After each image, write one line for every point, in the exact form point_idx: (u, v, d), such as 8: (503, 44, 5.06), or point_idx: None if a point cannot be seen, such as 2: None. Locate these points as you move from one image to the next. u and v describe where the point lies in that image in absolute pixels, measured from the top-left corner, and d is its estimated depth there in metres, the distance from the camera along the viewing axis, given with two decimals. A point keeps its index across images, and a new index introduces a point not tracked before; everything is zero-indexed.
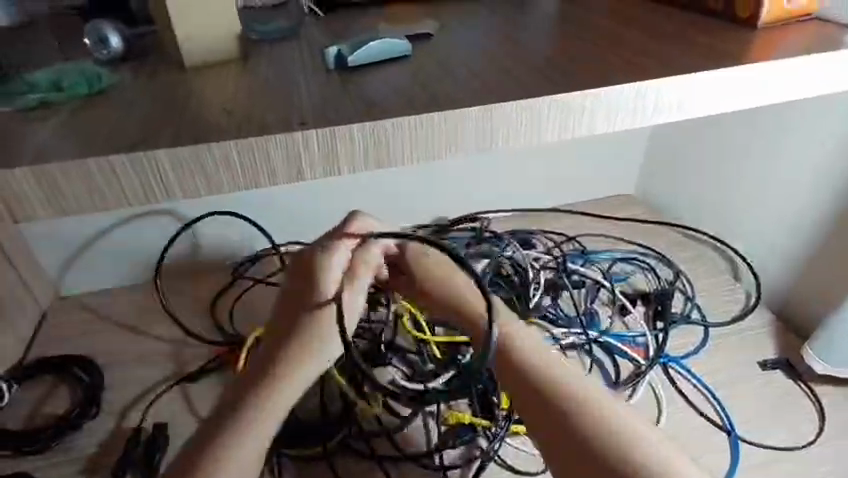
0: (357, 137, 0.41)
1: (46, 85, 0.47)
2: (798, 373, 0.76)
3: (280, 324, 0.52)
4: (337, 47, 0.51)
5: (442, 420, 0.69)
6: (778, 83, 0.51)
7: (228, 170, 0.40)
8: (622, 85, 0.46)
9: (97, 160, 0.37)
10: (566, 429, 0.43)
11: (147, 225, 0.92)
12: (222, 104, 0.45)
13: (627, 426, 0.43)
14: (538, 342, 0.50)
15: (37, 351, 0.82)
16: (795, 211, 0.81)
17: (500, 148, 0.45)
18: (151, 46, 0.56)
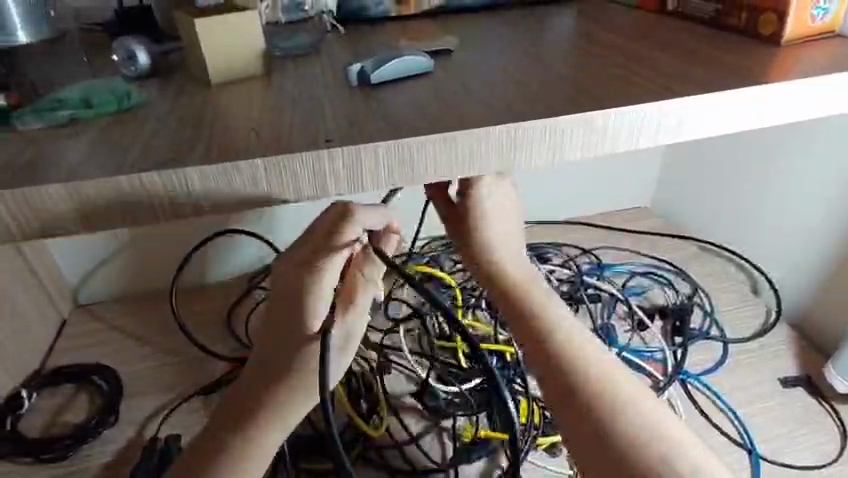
0: (382, 156, 0.41)
1: (76, 102, 0.48)
2: (819, 390, 0.75)
3: (276, 341, 0.55)
4: (360, 64, 0.52)
5: (457, 435, 0.69)
6: (803, 100, 0.50)
7: (255, 187, 0.40)
8: (645, 104, 0.46)
9: (128, 177, 0.38)
10: (591, 423, 0.46)
11: (167, 236, 0.94)
12: (248, 121, 0.45)
13: (647, 426, 0.45)
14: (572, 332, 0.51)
15: (57, 359, 0.84)
16: (815, 228, 0.81)
17: (523, 167, 0.46)
18: (176, 62, 0.57)
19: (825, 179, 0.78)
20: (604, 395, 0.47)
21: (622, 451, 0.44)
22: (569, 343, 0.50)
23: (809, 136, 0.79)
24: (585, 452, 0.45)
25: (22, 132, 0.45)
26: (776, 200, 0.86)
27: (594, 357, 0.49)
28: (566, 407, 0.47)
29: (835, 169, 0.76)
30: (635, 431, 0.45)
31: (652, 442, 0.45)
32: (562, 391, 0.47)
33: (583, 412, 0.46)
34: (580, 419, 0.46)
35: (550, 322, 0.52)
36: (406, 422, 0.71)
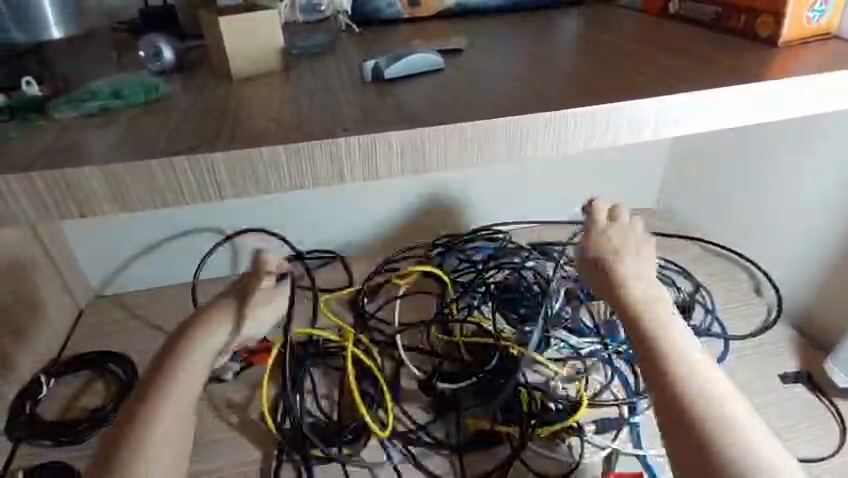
0: (396, 146, 0.44)
1: (107, 94, 0.51)
2: (818, 386, 0.76)
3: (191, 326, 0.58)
4: (374, 60, 0.55)
5: (463, 427, 0.70)
6: (798, 98, 0.52)
7: (277, 173, 0.43)
8: (644, 100, 0.48)
9: (160, 160, 0.41)
10: (684, 424, 0.43)
11: (185, 240, 0.96)
12: (268, 113, 0.48)
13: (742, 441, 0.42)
14: (682, 335, 0.49)
15: (74, 347, 0.86)
16: (814, 228, 0.83)
17: (528, 157, 0.48)
18: (199, 59, 0.60)
19: (826, 177, 0.79)
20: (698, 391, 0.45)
21: (705, 445, 0.42)
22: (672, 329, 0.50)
23: (812, 133, 0.81)
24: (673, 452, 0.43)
25: (58, 120, 0.48)
26: (777, 198, 0.87)
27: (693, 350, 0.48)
28: (660, 389, 0.46)
29: (835, 167, 0.78)
30: (719, 425, 0.43)
31: (733, 445, 0.42)
32: (656, 371, 0.47)
33: (676, 401, 0.44)
34: (670, 404, 0.45)
35: (654, 310, 0.51)
36: (413, 412, 0.72)
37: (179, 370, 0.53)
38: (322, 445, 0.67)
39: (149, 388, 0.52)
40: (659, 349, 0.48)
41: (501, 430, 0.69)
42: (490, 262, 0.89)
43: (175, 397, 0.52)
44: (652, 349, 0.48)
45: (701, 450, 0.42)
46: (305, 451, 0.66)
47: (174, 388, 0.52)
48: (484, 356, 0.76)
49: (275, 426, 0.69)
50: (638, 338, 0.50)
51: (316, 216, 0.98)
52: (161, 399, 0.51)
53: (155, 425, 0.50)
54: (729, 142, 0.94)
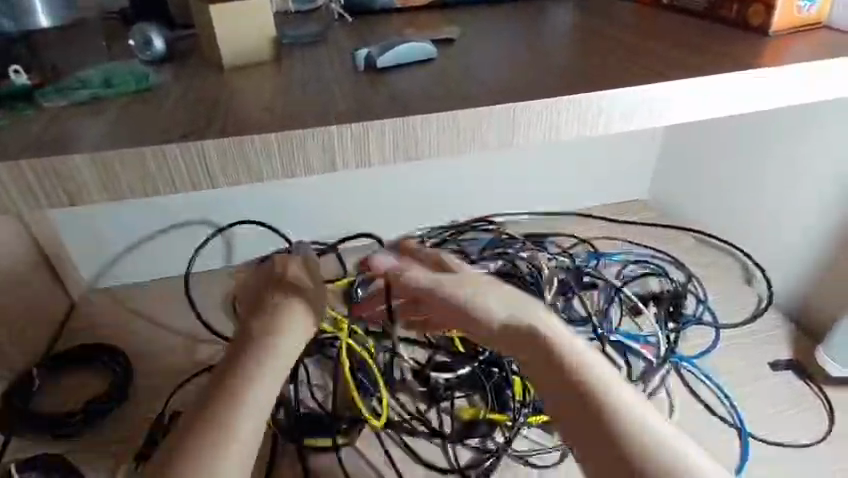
0: (387, 133, 0.44)
1: (98, 83, 0.51)
2: (808, 373, 0.78)
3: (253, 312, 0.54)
4: (366, 50, 0.54)
5: (456, 416, 0.71)
6: (789, 87, 0.53)
7: (269, 160, 0.43)
8: (637, 88, 0.48)
9: (151, 148, 0.41)
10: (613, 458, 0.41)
11: (178, 233, 0.95)
12: (260, 102, 0.48)
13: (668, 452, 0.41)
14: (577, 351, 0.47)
15: (67, 340, 0.86)
16: (806, 217, 0.84)
17: (520, 145, 0.48)
18: (189, 48, 0.60)
19: (821, 166, 0.80)
20: (647, 448, 0.41)
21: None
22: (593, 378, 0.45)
23: (808, 122, 0.81)
24: None
25: (47, 109, 0.48)
26: (771, 188, 0.88)
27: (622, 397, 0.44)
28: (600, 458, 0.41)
29: (830, 156, 0.79)
30: (647, 447, 0.41)
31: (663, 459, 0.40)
32: (593, 437, 0.42)
33: (625, 468, 0.40)
34: (618, 473, 0.40)
35: (570, 359, 0.46)
36: (406, 401, 0.73)
37: (268, 357, 0.49)
38: (316, 435, 0.68)
39: (227, 377, 0.46)
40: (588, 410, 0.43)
41: (494, 419, 0.69)
42: (485, 253, 0.88)
43: (265, 394, 0.47)
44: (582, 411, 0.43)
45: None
46: (299, 440, 0.67)
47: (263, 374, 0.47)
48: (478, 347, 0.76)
49: (269, 418, 0.69)
50: (563, 400, 0.44)
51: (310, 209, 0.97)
52: (254, 385, 0.46)
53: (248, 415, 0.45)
54: (725, 131, 0.94)
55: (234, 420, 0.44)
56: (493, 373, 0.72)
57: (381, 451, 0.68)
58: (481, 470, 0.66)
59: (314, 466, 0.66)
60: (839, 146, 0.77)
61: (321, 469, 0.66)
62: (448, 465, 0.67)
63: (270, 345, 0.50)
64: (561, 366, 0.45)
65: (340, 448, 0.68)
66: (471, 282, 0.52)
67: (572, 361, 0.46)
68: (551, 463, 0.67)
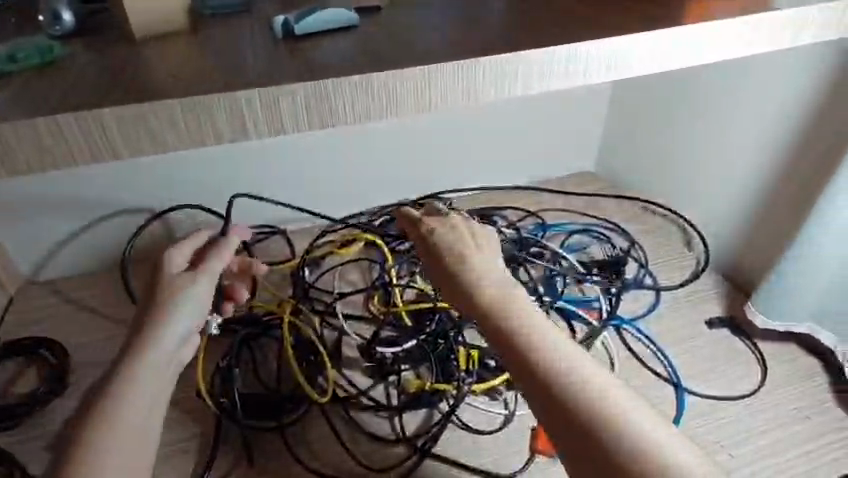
0: (301, 98, 0.43)
1: (0, 57, 0.48)
2: (742, 329, 0.82)
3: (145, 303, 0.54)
4: (285, 16, 0.52)
5: (403, 388, 0.71)
6: (710, 43, 0.53)
7: (174, 128, 0.41)
8: (555, 48, 0.49)
9: (44, 118, 0.39)
10: (569, 424, 0.41)
11: (118, 223, 0.92)
12: (169, 69, 0.46)
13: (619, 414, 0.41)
14: (537, 318, 0.47)
15: (5, 336, 0.83)
16: (740, 180, 0.87)
17: (439, 108, 0.48)
18: (103, 21, 0.56)
19: (758, 131, 0.82)
20: (601, 415, 0.41)
21: (596, 442, 0.40)
22: (549, 339, 0.45)
23: (748, 88, 0.83)
24: (572, 457, 0.41)
25: None
26: (712, 153, 0.90)
27: (576, 358, 0.44)
28: (558, 420, 0.41)
29: (768, 121, 0.80)
30: (600, 410, 0.41)
31: (614, 420, 0.40)
32: (551, 411, 0.42)
33: (581, 436, 0.40)
34: (583, 451, 0.40)
35: (525, 319, 0.46)
36: (351, 377, 0.73)
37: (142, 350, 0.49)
38: (261, 415, 0.68)
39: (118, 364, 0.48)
40: (542, 370, 0.43)
41: (439, 389, 0.70)
42: None
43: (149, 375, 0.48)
44: (539, 371, 0.43)
45: (595, 445, 0.40)
46: (241, 421, 0.67)
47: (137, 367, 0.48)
48: (425, 320, 0.76)
49: (213, 401, 0.68)
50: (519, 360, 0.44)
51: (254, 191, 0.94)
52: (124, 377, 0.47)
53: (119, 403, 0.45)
54: (674, 96, 0.95)
55: (123, 414, 0.45)
56: (440, 343, 0.73)
57: (327, 426, 0.68)
58: (425, 437, 0.67)
59: (257, 446, 0.66)
60: (771, 110, 0.80)
61: (266, 447, 0.66)
62: (396, 436, 0.67)
63: (158, 328, 0.51)
64: (516, 327, 0.46)
65: (286, 427, 0.67)
66: (447, 234, 0.54)
67: (525, 322, 0.46)
68: (498, 428, 0.68)
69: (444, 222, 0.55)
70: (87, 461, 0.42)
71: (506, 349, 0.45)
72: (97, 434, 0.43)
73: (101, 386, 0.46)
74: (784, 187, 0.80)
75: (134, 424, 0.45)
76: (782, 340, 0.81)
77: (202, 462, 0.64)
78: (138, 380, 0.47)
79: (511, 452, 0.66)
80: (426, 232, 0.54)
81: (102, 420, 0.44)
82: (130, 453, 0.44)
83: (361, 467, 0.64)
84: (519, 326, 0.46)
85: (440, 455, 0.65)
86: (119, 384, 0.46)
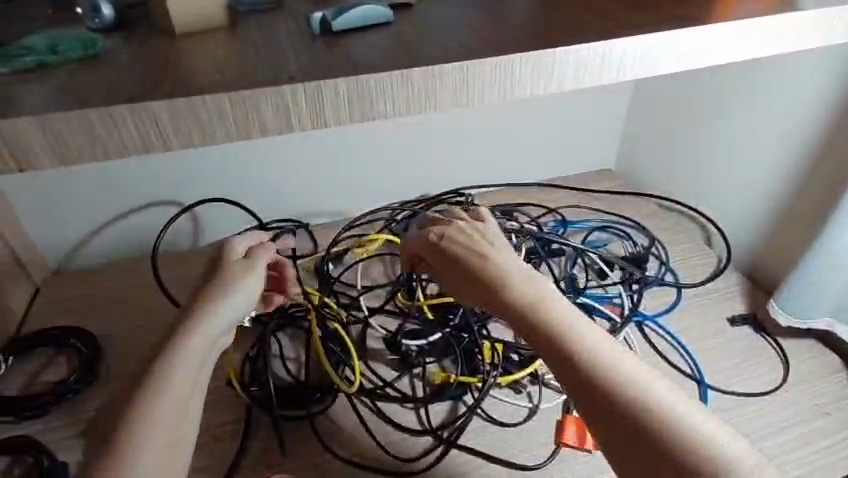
0: (344, 92, 0.44)
1: (44, 49, 0.49)
2: (763, 326, 0.82)
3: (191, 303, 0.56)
4: (321, 13, 0.53)
5: (428, 380, 0.73)
6: (740, 42, 0.53)
7: (222, 122, 0.42)
8: (589, 45, 0.49)
9: (99, 110, 0.40)
10: (607, 409, 0.42)
11: (145, 217, 0.93)
12: (213, 65, 0.47)
13: (654, 396, 0.42)
14: (563, 307, 0.48)
15: (34, 326, 0.85)
16: (763, 179, 0.87)
17: (476, 104, 0.48)
18: (140, 15, 0.57)
19: (783, 131, 0.82)
20: (637, 398, 0.42)
21: (637, 424, 0.41)
22: (577, 330, 0.46)
23: (772, 88, 0.83)
24: (613, 441, 0.42)
25: None
26: (734, 152, 0.90)
27: (605, 347, 0.45)
28: (597, 409, 0.42)
29: (792, 120, 0.80)
30: (637, 392, 0.42)
31: (651, 402, 0.42)
32: (587, 397, 0.43)
33: (620, 419, 0.41)
34: (624, 433, 0.41)
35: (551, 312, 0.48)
36: (377, 370, 0.74)
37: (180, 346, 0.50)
38: (290, 404, 0.69)
39: (157, 359, 0.49)
40: (574, 360, 0.44)
41: (464, 381, 0.71)
42: None
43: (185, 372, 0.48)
44: (569, 363, 0.45)
45: (636, 427, 0.41)
46: (271, 410, 0.68)
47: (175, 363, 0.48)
48: (449, 314, 0.77)
49: (242, 390, 0.70)
50: (551, 354, 0.46)
51: (279, 186, 0.96)
52: (164, 372, 0.48)
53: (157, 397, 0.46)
54: (697, 94, 0.95)
55: (164, 407, 0.46)
56: (464, 337, 0.75)
57: (354, 416, 0.69)
58: (451, 428, 0.68)
59: (286, 434, 0.67)
60: (795, 110, 0.80)
61: (296, 437, 0.67)
62: (421, 427, 0.68)
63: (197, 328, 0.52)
64: (543, 322, 0.47)
65: (314, 416, 0.69)
66: (459, 238, 0.56)
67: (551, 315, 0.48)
68: (521, 421, 0.69)
69: (454, 227, 0.57)
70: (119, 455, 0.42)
71: (537, 341, 0.47)
72: (145, 419, 0.45)
73: (152, 370, 0.48)
74: (805, 188, 0.80)
75: (171, 418, 0.46)
76: (803, 339, 0.81)
77: (234, 450, 0.66)
78: (182, 372, 0.48)
79: (536, 444, 0.67)
80: (436, 239, 0.56)
81: (149, 408, 0.45)
82: (163, 451, 0.44)
83: (389, 457, 0.65)
84: (547, 320, 0.47)
85: (466, 445, 0.66)
86: (164, 377, 0.47)
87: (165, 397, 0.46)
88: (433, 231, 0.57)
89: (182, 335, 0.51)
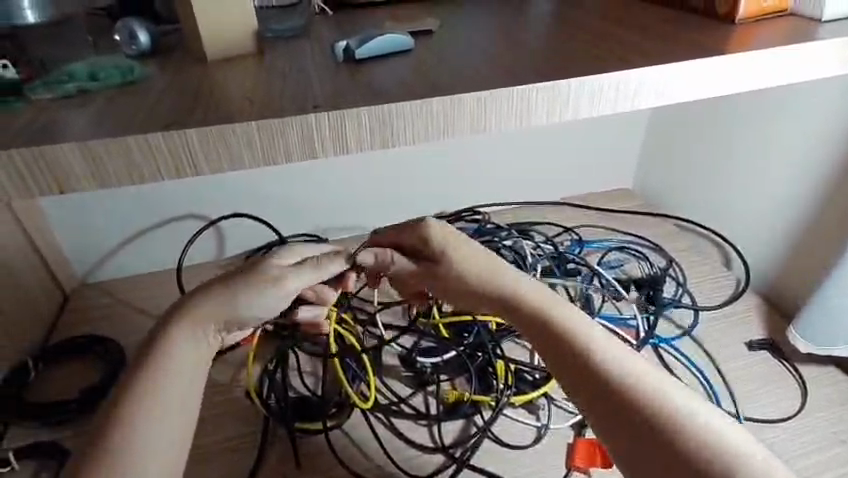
0: (365, 120, 0.46)
1: (85, 76, 0.52)
2: (782, 351, 0.81)
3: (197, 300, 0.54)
4: (345, 42, 0.55)
5: (442, 398, 0.73)
6: (756, 71, 0.54)
7: (250, 148, 0.44)
8: (603, 75, 0.50)
9: (136, 137, 0.42)
10: (617, 415, 0.44)
11: (170, 230, 0.96)
12: (241, 92, 0.49)
13: (662, 396, 0.43)
14: (562, 314, 0.51)
15: (62, 334, 0.88)
16: (781, 202, 0.86)
17: (492, 131, 0.50)
18: (174, 43, 0.60)
19: (802, 155, 0.81)
20: (646, 399, 0.43)
21: (648, 423, 0.42)
22: (593, 338, 0.48)
23: (790, 113, 0.82)
24: (623, 444, 0.43)
25: (35, 101, 0.48)
26: (755, 174, 0.90)
27: (619, 353, 0.47)
28: (607, 414, 0.44)
29: (811, 144, 0.80)
30: (644, 395, 0.44)
31: (659, 402, 0.43)
32: (598, 404, 0.45)
33: (631, 422, 0.43)
34: (635, 434, 0.43)
35: (561, 319, 0.50)
36: (392, 387, 0.75)
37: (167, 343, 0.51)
38: (306, 418, 0.70)
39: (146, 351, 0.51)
40: (585, 367, 0.47)
41: (477, 400, 0.72)
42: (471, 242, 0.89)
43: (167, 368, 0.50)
44: (582, 370, 0.47)
45: (647, 429, 0.42)
46: (288, 423, 0.69)
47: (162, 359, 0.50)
48: (464, 333, 0.79)
49: (261, 403, 0.72)
50: (563, 362, 0.48)
51: (300, 201, 0.98)
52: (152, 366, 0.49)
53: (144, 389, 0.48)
54: (716, 116, 0.95)
55: (161, 389, 0.48)
56: (479, 356, 0.76)
57: (368, 431, 0.70)
58: (463, 446, 0.68)
59: (301, 447, 0.68)
60: (815, 133, 0.79)
61: (309, 450, 0.68)
62: (434, 445, 0.69)
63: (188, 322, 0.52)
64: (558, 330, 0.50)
65: (330, 430, 0.70)
66: (463, 248, 0.57)
67: (565, 324, 0.50)
68: (534, 441, 0.69)
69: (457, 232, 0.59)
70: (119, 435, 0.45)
71: (548, 351, 0.50)
72: (141, 397, 0.47)
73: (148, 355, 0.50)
74: (826, 212, 0.79)
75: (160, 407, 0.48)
76: (823, 365, 0.80)
77: (251, 461, 0.67)
78: (181, 352, 0.51)
79: (548, 465, 0.67)
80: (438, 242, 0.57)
81: (145, 385, 0.48)
82: (155, 436, 0.46)
83: (401, 472, 0.66)
84: (562, 326, 0.50)
85: (477, 465, 0.66)
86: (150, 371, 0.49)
87: (164, 377, 0.49)
88: (431, 233, 0.57)
89: (185, 319, 0.52)
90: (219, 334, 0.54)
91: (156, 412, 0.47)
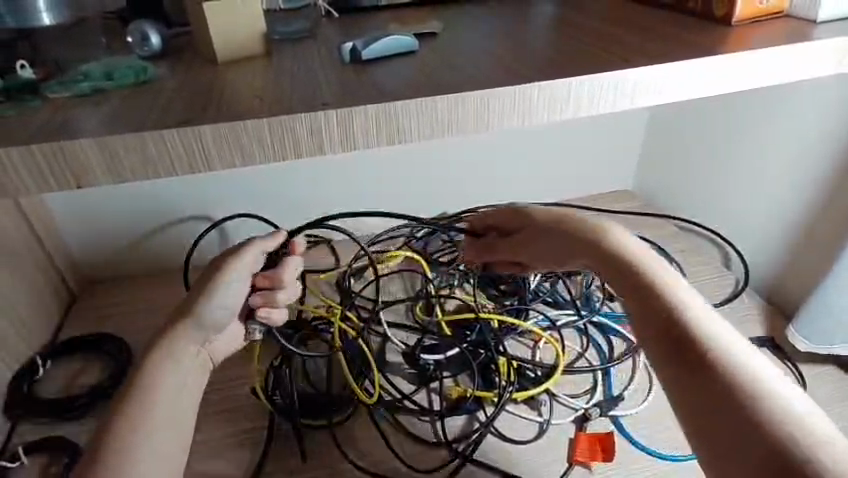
0: (372, 117, 0.47)
1: (100, 76, 0.53)
2: (780, 349, 0.82)
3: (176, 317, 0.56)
4: (352, 43, 0.57)
5: (445, 394, 0.74)
6: (753, 70, 0.55)
7: (261, 145, 0.46)
8: (603, 75, 0.52)
9: (152, 134, 0.44)
10: (690, 370, 0.40)
11: (177, 230, 0.98)
12: (251, 91, 0.50)
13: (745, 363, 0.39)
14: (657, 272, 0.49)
15: (71, 332, 0.89)
16: (780, 202, 0.87)
17: (494, 128, 0.51)
18: (184, 45, 0.61)
19: (800, 156, 0.83)
20: (724, 360, 0.39)
21: (723, 384, 0.38)
22: (687, 299, 0.45)
23: (787, 114, 0.84)
24: (689, 402, 0.39)
25: (53, 100, 0.50)
26: (753, 174, 0.91)
27: (712, 319, 0.43)
28: (679, 368, 0.41)
29: (809, 144, 0.81)
30: (722, 356, 0.40)
31: (739, 367, 0.39)
32: (670, 356, 0.42)
33: (702, 379, 0.39)
34: (704, 392, 0.39)
35: (652, 273, 0.49)
36: (396, 384, 0.76)
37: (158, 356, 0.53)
38: (311, 414, 0.72)
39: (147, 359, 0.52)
40: (667, 320, 0.44)
41: (479, 397, 0.73)
42: None
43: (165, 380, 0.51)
44: (663, 320, 0.44)
45: (719, 390, 0.38)
46: (293, 419, 0.71)
47: (160, 370, 0.52)
48: (465, 331, 0.80)
49: (267, 399, 0.73)
50: (648, 312, 0.46)
51: (305, 202, 1.00)
52: (152, 376, 0.51)
53: (144, 399, 0.49)
54: (715, 118, 0.96)
55: (158, 397, 0.50)
56: (481, 353, 0.76)
57: (373, 426, 0.71)
58: (466, 442, 0.69)
59: (306, 443, 0.69)
60: (813, 134, 0.80)
61: (315, 445, 0.69)
62: (438, 440, 0.70)
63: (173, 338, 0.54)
64: (650, 282, 0.48)
65: (334, 426, 0.71)
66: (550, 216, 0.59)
67: (660, 281, 0.48)
68: (536, 436, 0.70)
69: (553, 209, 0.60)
70: (123, 438, 0.46)
71: (632, 301, 0.48)
72: (146, 403, 0.49)
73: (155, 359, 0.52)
74: (824, 211, 0.81)
75: (164, 415, 0.49)
76: (822, 363, 0.81)
77: (257, 455, 0.68)
78: (171, 364, 0.52)
79: (550, 460, 0.68)
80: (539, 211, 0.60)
81: (145, 394, 0.49)
82: (155, 446, 0.47)
83: (406, 467, 0.67)
84: (650, 281, 0.48)
85: (480, 460, 0.67)
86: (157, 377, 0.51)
87: (160, 386, 0.50)
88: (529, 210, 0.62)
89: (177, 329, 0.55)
90: (201, 347, 0.57)
91: (151, 423, 0.48)
